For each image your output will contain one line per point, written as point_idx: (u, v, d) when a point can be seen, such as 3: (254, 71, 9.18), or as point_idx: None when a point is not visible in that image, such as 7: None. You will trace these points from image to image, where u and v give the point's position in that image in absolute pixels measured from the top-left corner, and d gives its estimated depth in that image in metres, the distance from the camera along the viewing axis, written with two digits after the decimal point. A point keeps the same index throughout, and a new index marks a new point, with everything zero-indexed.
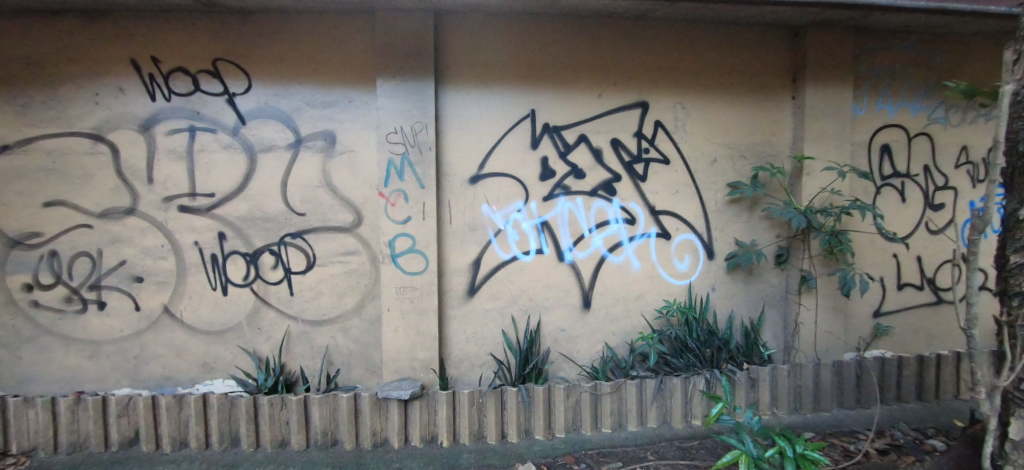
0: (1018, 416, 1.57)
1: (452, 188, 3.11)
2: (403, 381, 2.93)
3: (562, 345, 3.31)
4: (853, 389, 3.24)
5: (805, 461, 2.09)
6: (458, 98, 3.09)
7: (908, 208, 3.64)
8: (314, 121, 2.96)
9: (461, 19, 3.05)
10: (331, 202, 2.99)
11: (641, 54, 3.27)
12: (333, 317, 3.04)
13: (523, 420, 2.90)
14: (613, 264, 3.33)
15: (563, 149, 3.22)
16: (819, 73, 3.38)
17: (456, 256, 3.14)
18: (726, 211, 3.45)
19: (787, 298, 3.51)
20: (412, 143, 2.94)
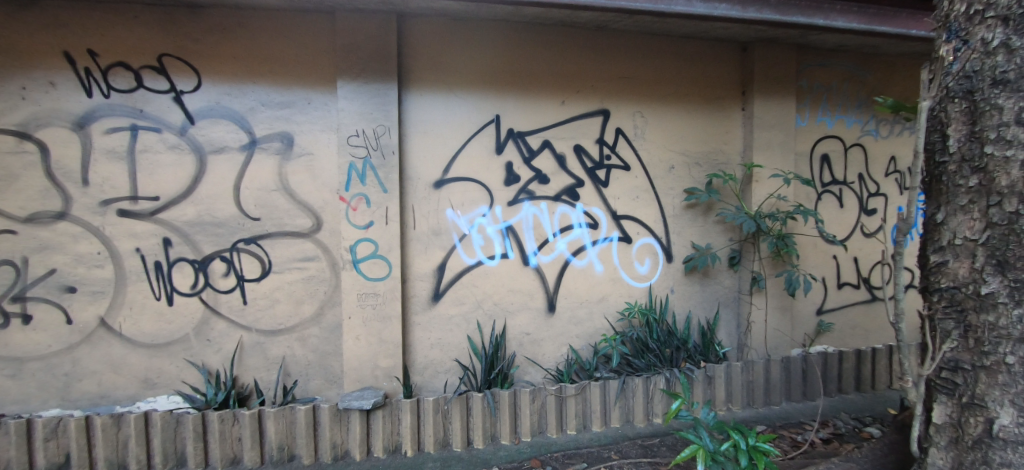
0: (941, 402, 1.58)
1: (416, 192, 3.07)
2: (365, 391, 2.85)
3: (527, 349, 3.33)
4: (800, 382, 3.44)
5: (757, 453, 2.19)
6: (422, 101, 3.06)
7: (845, 213, 3.94)
8: (270, 122, 2.84)
9: (425, 22, 3.03)
10: (288, 206, 2.88)
11: (603, 63, 3.38)
12: (290, 326, 2.92)
13: (488, 425, 2.88)
14: (577, 268, 3.39)
15: (527, 155, 3.26)
16: (765, 87, 3.61)
17: (420, 261, 3.10)
18: (683, 215, 3.60)
19: (739, 298, 3.70)
20: (375, 146, 2.89)
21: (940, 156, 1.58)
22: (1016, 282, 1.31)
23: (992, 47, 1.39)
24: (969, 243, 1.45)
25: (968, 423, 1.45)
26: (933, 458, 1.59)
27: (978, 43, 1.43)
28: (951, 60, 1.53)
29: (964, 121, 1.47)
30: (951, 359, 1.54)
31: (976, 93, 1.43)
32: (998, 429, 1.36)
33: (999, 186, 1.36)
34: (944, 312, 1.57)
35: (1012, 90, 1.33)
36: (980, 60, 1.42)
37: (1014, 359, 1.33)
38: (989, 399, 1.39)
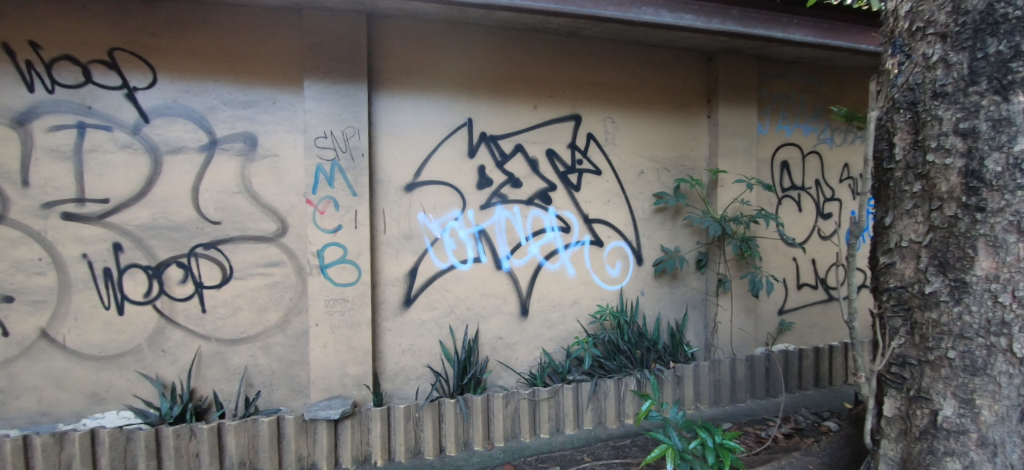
0: (891, 395, 1.66)
1: (387, 196, 3.01)
2: (332, 400, 2.76)
3: (500, 353, 3.31)
4: (763, 380, 3.56)
5: (723, 450, 2.25)
6: (393, 103, 3.01)
7: (803, 216, 4.13)
8: (232, 121, 2.73)
9: (395, 23, 2.99)
10: (251, 210, 2.77)
11: (574, 69, 3.42)
12: (253, 334, 2.80)
13: (461, 432, 2.85)
14: (550, 271, 3.41)
15: (499, 159, 3.26)
16: (729, 96, 3.75)
17: (391, 265, 3.03)
18: (652, 219, 3.68)
19: (706, 300, 3.81)
20: (344, 148, 2.82)
21: (888, 163, 1.67)
22: (957, 281, 1.40)
23: (932, 62, 1.49)
24: (915, 245, 1.54)
25: (915, 416, 1.54)
26: (884, 449, 1.67)
27: (919, 58, 1.53)
28: (896, 73, 1.63)
29: (908, 131, 1.56)
30: (899, 355, 1.62)
31: (919, 104, 1.53)
32: (942, 420, 1.45)
33: (940, 192, 1.45)
34: (892, 311, 1.65)
35: (949, 102, 1.43)
36: (923, 74, 1.52)
37: (956, 354, 1.41)
38: (933, 391, 1.48)
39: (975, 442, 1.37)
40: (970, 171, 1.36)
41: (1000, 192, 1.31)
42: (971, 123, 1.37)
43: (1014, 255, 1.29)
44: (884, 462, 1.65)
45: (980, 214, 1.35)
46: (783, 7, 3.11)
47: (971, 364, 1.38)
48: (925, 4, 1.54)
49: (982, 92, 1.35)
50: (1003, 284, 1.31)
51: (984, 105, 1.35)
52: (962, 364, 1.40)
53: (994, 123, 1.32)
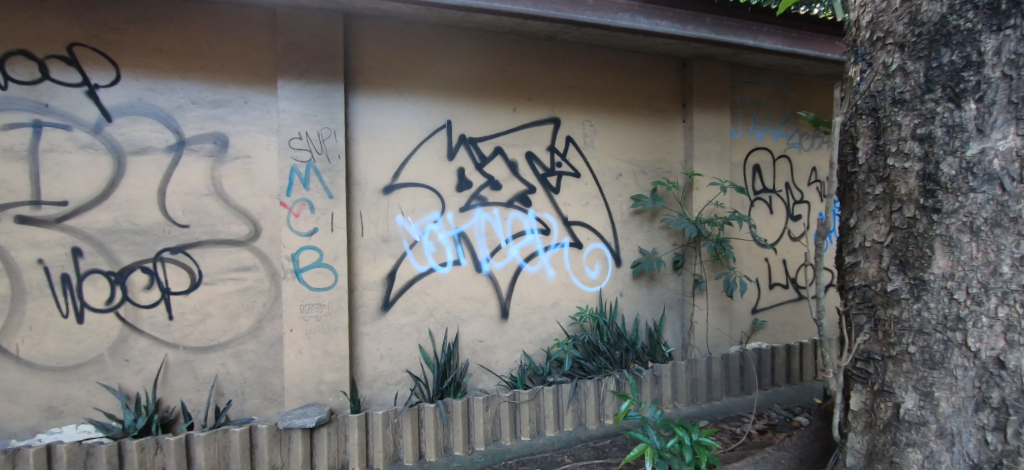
0: (857, 390, 1.72)
1: (364, 198, 2.96)
2: (308, 408, 2.69)
3: (480, 356, 3.29)
4: (738, 378, 3.64)
5: (700, 447, 2.29)
6: (370, 104, 2.97)
7: (774, 218, 4.26)
8: (201, 121, 2.64)
9: (372, 23, 2.96)
10: (222, 212, 2.68)
11: (553, 72, 3.45)
12: (223, 342, 2.70)
13: (440, 437, 2.81)
14: (530, 274, 3.42)
15: (478, 161, 3.25)
16: (703, 101, 3.85)
17: (369, 269, 2.98)
18: (631, 221, 3.74)
19: (683, 300, 3.88)
20: (319, 149, 2.77)
21: (851, 167, 1.74)
22: (916, 279, 1.47)
23: (891, 70, 1.56)
24: (877, 245, 1.61)
25: (879, 409, 1.60)
26: (851, 442, 1.73)
27: (879, 67, 1.61)
28: (858, 81, 1.70)
29: (870, 135, 1.64)
30: (864, 350, 1.68)
31: (879, 111, 1.60)
32: (904, 413, 1.51)
33: (900, 195, 1.52)
34: (857, 308, 1.71)
35: (907, 109, 1.50)
36: (882, 82, 1.59)
37: (916, 349, 1.48)
38: (896, 385, 1.55)
39: (934, 432, 1.43)
40: (927, 175, 1.43)
41: (954, 194, 1.37)
42: (927, 129, 1.44)
43: (967, 255, 1.35)
44: (851, 455, 1.71)
45: (936, 215, 1.41)
46: (753, 15, 3.22)
47: (931, 358, 1.44)
48: (884, 15, 1.61)
49: (937, 100, 1.42)
50: (957, 282, 1.37)
51: (939, 111, 1.42)
52: (922, 359, 1.46)
53: (948, 129, 1.39)
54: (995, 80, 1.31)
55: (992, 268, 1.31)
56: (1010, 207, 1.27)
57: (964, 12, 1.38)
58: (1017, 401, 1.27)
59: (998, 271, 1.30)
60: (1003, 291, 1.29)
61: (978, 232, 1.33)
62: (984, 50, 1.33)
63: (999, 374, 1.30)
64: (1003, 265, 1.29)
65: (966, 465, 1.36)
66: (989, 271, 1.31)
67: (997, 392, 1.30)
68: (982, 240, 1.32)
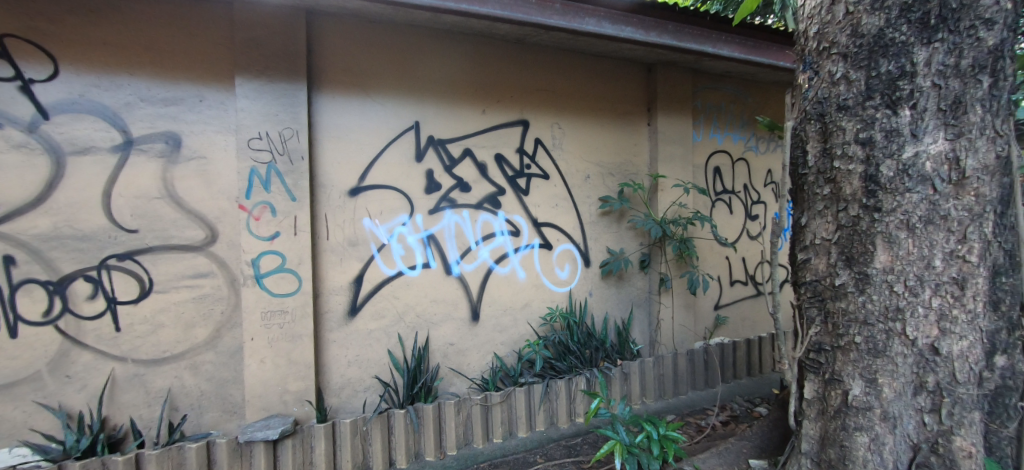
0: (810, 379, 1.78)
1: (329, 200, 2.88)
2: (271, 420, 2.58)
3: (451, 359, 3.26)
4: (702, 372, 3.77)
5: (667, 441, 2.36)
6: (335, 104, 2.90)
7: (734, 218, 4.45)
8: (152, 120, 2.49)
9: (336, 21, 2.88)
10: (175, 216, 2.53)
11: (521, 75, 3.48)
12: (177, 353, 2.55)
13: (411, 443, 2.77)
14: (500, 275, 3.42)
15: (447, 163, 3.23)
16: (667, 105, 3.98)
17: (335, 274, 2.90)
18: (599, 222, 3.82)
19: (650, 298, 3.99)
20: (281, 150, 2.67)
21: (801, 169, 1.81)
22: (860, 274, 1.57)
23: (836, 78, 1.65)
24: (826, 242, 1.69)
25: (830, 396, 1.68)
26: (805, 429, 1.80)
27: (825, 75, 1.69)
28: (806, 88, 1.78)
29: (818, 139, 1.72)
30: (816, 342, 1.75)
31: (826, 116, 1.68)
32: (852, 399, 1.60)
33: (845, 194, 1.61)
34: (809, 302, 1.78)
35: (851, 115, 1.60)
36: (828, 89, 1.68)
37: (862, 339, 1.57)
38: (844, 373, 1.63)
39: (879, 416, 1.55)
40: (869, 176, 1.54)
41: (893, 194, 1.49)
42: (868, 134, 1.55)
43: (905, 250, 1.48)
44: (806, 441, 1.79)
45: (877, 213, 1.52)
46: (713, 24, 3.35)
47: (874, 347, 1.55)
48: (829, 26, 1.69)
49: (876, 106, 1.54)
50: (897, 275, 1.50)
51: (878, 117, 1.53)
52: (867, 348, 1.56)
53: (886, 133, 1.51)
54: (925, 89, 1.46)
55: (926, 262, 1.47)
56: (940, 205, 1.45)
57: (899, 26, 1.50)
58: (948, 384, 1.47)
59: (931, 265, 1.47)
60: (936, 283, 1.47)
61: (913, 229, 1.47)
62: (916, 62, 1.47)
63: (933, 359, 1.48)
64: (935, 260, 1.46)
65: (906, 444, 1.53)
66: (923, 265, 1.47)
67: (932, 376, 1.48)
68: (917, 236, 1.46)
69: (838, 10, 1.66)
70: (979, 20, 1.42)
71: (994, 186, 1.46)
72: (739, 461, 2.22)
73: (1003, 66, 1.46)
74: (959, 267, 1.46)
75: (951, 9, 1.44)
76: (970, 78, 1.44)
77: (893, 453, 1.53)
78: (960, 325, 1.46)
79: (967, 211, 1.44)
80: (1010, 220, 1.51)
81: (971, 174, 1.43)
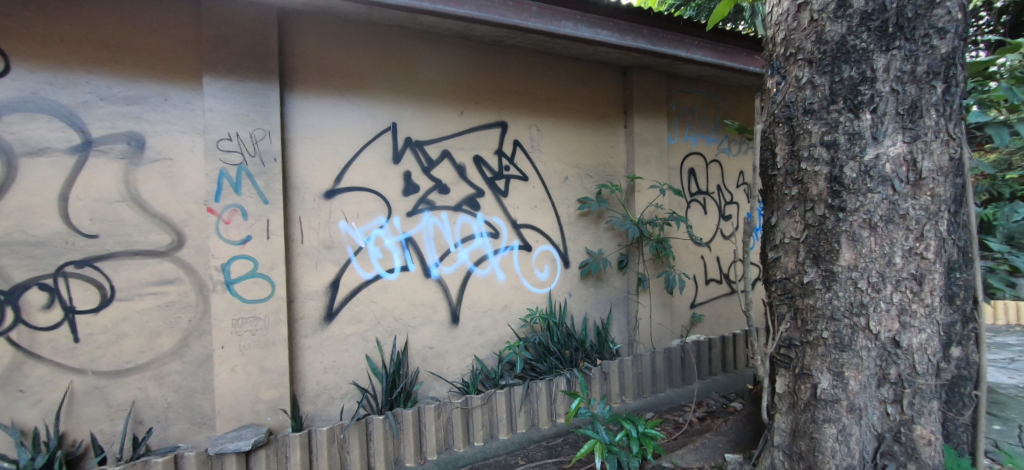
0: (782, 374, 1.83)
1: (303, 203, 2.81)
2: (243, 430, 2.50)
3: (430, 363, 3.23)
4: (679, 370, 3.84)
5: (646, 438, 2.39)
6: (308, 105, 2.83)
7: (708, 218, 4.57)
8: (113, 120, 2.38)
9: (309, 19, 2.82)
10: (138, 220, 2.42)
11: (499, 77, 3.48)
12: (142, 364, 2.44)
13: (391, 449, 2.72)
14: (479, 277, 3.41)
15: (425, 165, 3.20)
16: (643, 108, 4.05)
17: (309, 278, 2.83)
18: (578, 223, 3.85)
19: (628, 298, 4.05)
20: (252, 151, 2.59)
21: (771, 170, 1.86)
22: (827, 271, 1.62)
23: (802, 83, 1.71)
24: (794, 241, 1.74)
25: (800, 390, 1.73)
26: (777, 422, 1.85)
27: (792, 79, 1.75)
28: (774, 92, 1.84)
29: (786, 142, 1.77)
30: (786, 337, 1.79)
31: (793, 119, 1.74)
32: (821, 392, 1.65)
33: (812, 195, 1.67)
34: (779, 299, 1.82)
35: (817, 118, 1.66)
36: (795, 93, 1.73)
37: (829, 334, 1.63)
38: (813, 368, 1.68)
39: (845, 408, 1.60)
40: (834, 177, 1.60)
41: (856, 195, 1.55)
42: (832, 137, 1.61)
43: (868, 248, 1.54)
44: (778, 434, 1.83)
45: (842, 213, 1.58)
46: (685, 29, 3.43)
47: (840, 342, 1.61)
48: (795, 33, 1.75)
49: (840, 110, 1.60)
50: (860, 272, 1.56)
51: (842, 121, 1.59)
52: (834, 342, 1.62)
53: (849, 136, 1.57)
54: (884, 94, 1.53)
55: (887, 259, 1.54)
56: (899, 205, 1.52)
57: (860, 33, 1.57)
58: (908, 375, 1.55)
59: (892, 262, 1.54)
60: (896, 279, 1.54)
61: (875, 228, 1.53)
62: (876, 68, 1.54)
63: (895, 352, 1.55)
64: (896, 257, 1.53)
65: (871, 435, 1.60)
66: (885, 262, 1.54)
67: (894, 368, 1.56)
68: (878, 234, 1.53)
69: (803, 17, 1.72)
70: (933, 29, 1.50)
71: (948, 187, 1.55)
72: (714, 456, 2.30)
73: (954, 73, 1.55)
74: (917, 264, 1.53)
75: (907, 18, 1.51)
76: (925, 83, 1.52)
77: (860, 444, 1.59)
78: (919, 318, 1.54)
79: (924, 211, 1.52)
80: (962, 219, 1.60)
81: (926, 175, 1.51)
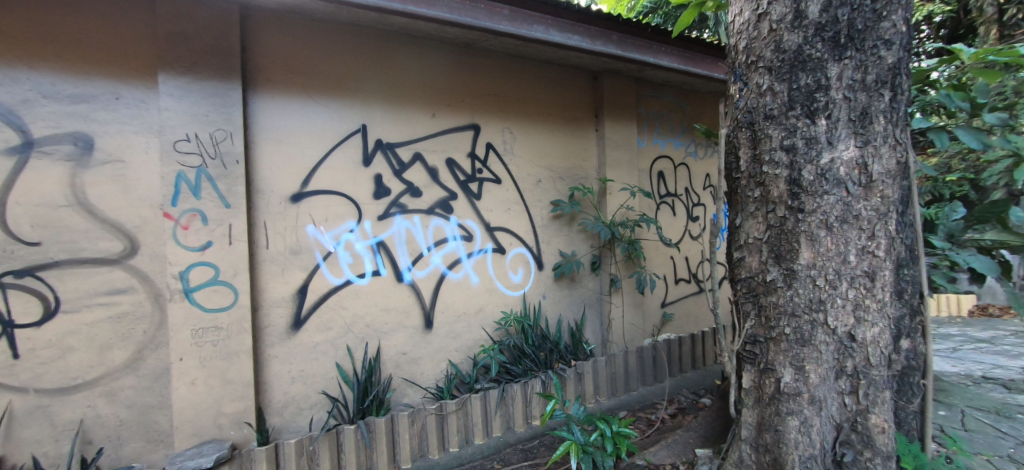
0: (748, 369, 1.89)
1: (268, 207, 2.71)
2: (204, 447, 2.37)
3: (404, 369, 3.17)
4: (651, 368, 3.91)
5: (620, 437, 2.43)
6: (273, 105, 2.73)
7: (677, 220, 4.69)
8: (57, 119, 2.22)
9: (274, 17, 2.74)
10: (86, 226, 2.27)
11: (471, 79, 3.47)
12: (91, 379, 2.28)
13: (362, 459, 2.65)
14: (453, 281, 3.38)
15: (397, 167, 3.15)
16: (613, 112, 4.13)
17: (276, 284, 2.73)
18: (551, 226, 3.88)
19: (601, 299, 4.10)
20: (212, 153, 2.48)
21: (734, 173, 1.92)
22: (788, 269, 1.70)
23: (763, 89, 1.78)
24: (758, 241, 1.80)
25: (765, 385, 1.79)
26: (744, 416, 1.91)
27: (753, 86, 1.82)
28: (737, 98, 1.91)
29: (748, 146, 1.84)
30: (751, 334, 1.86)
31: (755, 125, 1.80)
32: (784, 386, 1.72)
33: (773, 197, 1.74)
34: (744, 298, 1.89)
35: (777, 123, 1.73)
36: (756, 99, 1.80)
37: (790, 330, 1.70)
38: (776, 363, 1.75)
39: (807, 400, 1.68)
40: (793, 180, 1.67)
41: (813, 196, 1.63)
42: (791, 141, 1.68)
43: (824, 247, 1.62)
44: (745, 428, 1.89)
45: (801, 214, 1.66)
46: (653, 35, 3.53)
47: (801, 337, 1.68)
48: (756, 42, 1.83)
49: (798, 116, 1.67)
50: (818, 270, 1.64)
51: (799, 126, 1.67)
52: (795, 338, 1.69)
53: (807, 141, 1.65)
54: (838, 101, 1.62)
55: (842, 258, 1.62)
56: (852, 206, 1.61)
57: (815, 43, 1.65)
58: (863, 367, 1.63)
59: (846, 260, 1.62)
60: (851, 276, 1.62)
61: (831, 228, 1.61)
62: (829, 77, 1.62)
63: (851, 345, 1.64)
64: (850, 255, 1.62)
65: (831, 425, 1.67)
66: (840, 260, 1.62)
67: (850, 361, 1.64)
68: (833, 234, 1.61)
69: (763, 27, 1.79)
70: (880, 41, 1.60)
71: (896, 189, 1.64)
72: (685, 452, 2.37)
73: (900, 82, 1.65)
74: (869, 261, 1.62)
75: (858, 29, 1.60)
76: (874, 92, 1.62)
77: (820, 434, 1.67)
78: (871, 313, 1.63)
79: (874, 211, 1.61)
80: (909, 218, 1.71)
81: (876, 178, 1.61)
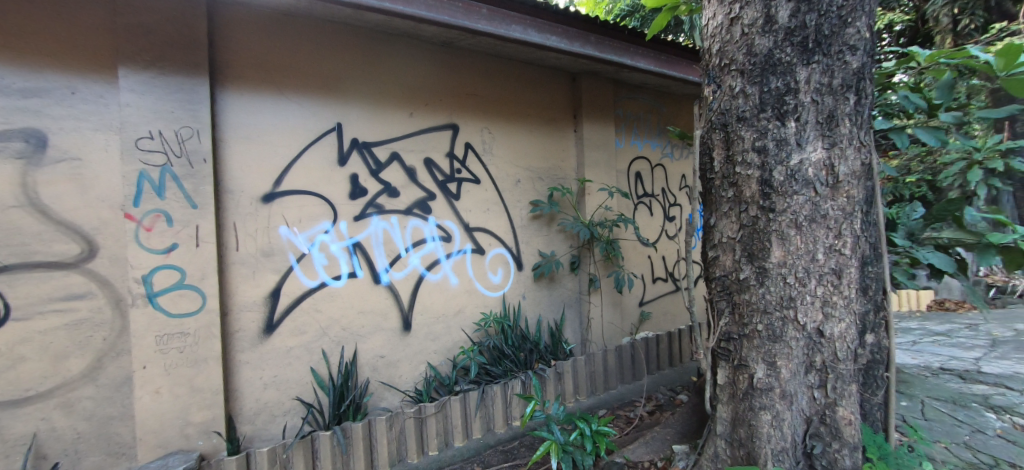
0: (722, 366, 1.93)
1: (238, 207, 2.62)
2: (169, 458, 2.27)
3: (381, 373, 3.11)
4: (630, 366, 3.96)
5: (599, 435, 2.45)
6: (243, 102, 2.64)
7: (653, 220, 4.77)
8: (5, 113, 2.08)
9: (243, 12, 2.65)
10: (39, 229, 2.13)
11: (449, 78, 3.44)
12: (45, 391, 2.15)
13: (339, 466, 2.58)
14: (432, 282, 3.34)
15: (373, 167, 3.09)
16: (591, 113, 4.16)
17: (246, 288, 2.64)
18: (530, 226, 3.88)
19: (580, 298, 4.13)
20: (178, 151, 2.38)
21: (709, 174, 1.96)
22: (760, 267, 1.74)
23: (736, 92, 1.82)
24: (731, 241, 1.84)
25: (739, 381, 1.83)
26: (719, 411, 1.95)
27: (727, 88, 1.86)
28: (711, 100, 1.95)
29: (722, 147, 1.87)
30: (725, 331, 1.90)
31: (728, 126, 1.84)
32: (757, 381, 1.76)
33: (745, 197, 1.78)
34: (718, 296, 1.92)
35: (749, 125, 1.77)
36: (729, 101, 1.84)
37: (763, 327, 1.74)
38: (749, 359, 1.79)
39: (778, 395, 1.72)
40: (764, 180, 1.72)
41: (784, 196, 1.68)
42: (762, 142, 1.72)
43: (794, 245, 1.67)
44: (720, 423, 1.93)
45: (772, 214, 1.70)
46: (630, 37, 3.57)
47: (773, 333, 1.72)
48: (728, 45, 1.87)
49: (768, 118, 1.72)
50: (789, 268, 1.69)
51: (770, 128, 1.71)
52: (767, 334, 1.73)
53: (777, 142, 1.70)
54: (806, 104, 1.67)
55: (811, 256, 1.67)
56: (820, 205, 1.66)
57: (784, 48, 1.70)
58: (831, 361, 1.69)
59: (815, 258, 1.67)
60: (820, 274, 1.68)
61: (800, 227, 1.66)
62: (797, 80, 1.67)
63: (820, 341, 1.69)
64: (818, 253, 1.67)
65: (801, 418, 1.72)
66: (809, 258, 1.67)
67: (819, 356, 1.69)
68: (803, 233, 1.66)
69: (735, 31, 1.84)
70: (846, 46, 1.66)
71: (861, 189, 1.70)
72: (663, 448, 2.40)
73: (864, 86, 1.71)
74: (836, 259, 1.68)
75: (824, 35, 1.65)
76: (840, 95, 1.67)
77: (791, 427, 1.72)
78: (838, 309, 1.68)
79: (841, 210, 1.67)
80: (873, 217, 1.77)
81: (842, 179, 1.67)
